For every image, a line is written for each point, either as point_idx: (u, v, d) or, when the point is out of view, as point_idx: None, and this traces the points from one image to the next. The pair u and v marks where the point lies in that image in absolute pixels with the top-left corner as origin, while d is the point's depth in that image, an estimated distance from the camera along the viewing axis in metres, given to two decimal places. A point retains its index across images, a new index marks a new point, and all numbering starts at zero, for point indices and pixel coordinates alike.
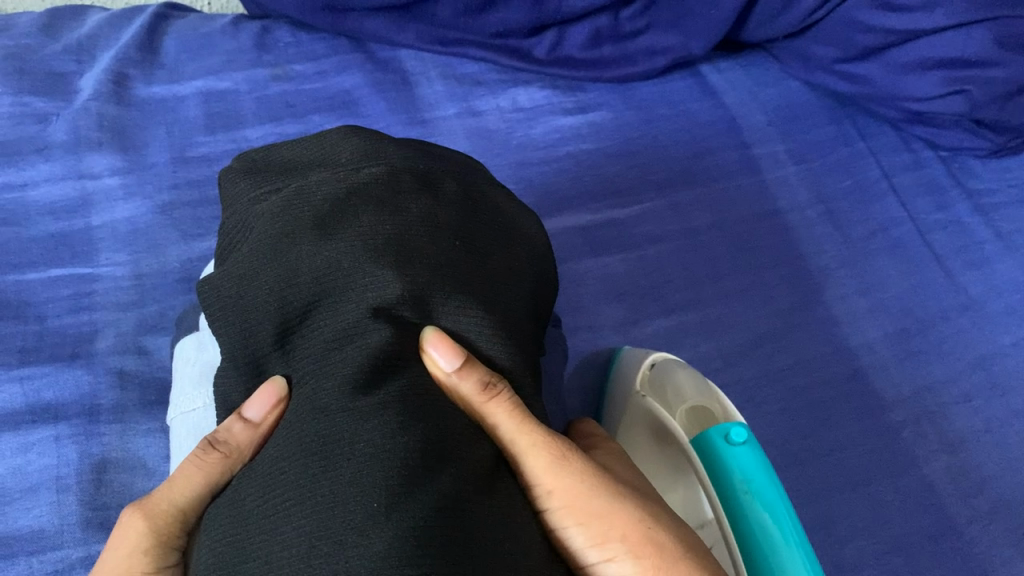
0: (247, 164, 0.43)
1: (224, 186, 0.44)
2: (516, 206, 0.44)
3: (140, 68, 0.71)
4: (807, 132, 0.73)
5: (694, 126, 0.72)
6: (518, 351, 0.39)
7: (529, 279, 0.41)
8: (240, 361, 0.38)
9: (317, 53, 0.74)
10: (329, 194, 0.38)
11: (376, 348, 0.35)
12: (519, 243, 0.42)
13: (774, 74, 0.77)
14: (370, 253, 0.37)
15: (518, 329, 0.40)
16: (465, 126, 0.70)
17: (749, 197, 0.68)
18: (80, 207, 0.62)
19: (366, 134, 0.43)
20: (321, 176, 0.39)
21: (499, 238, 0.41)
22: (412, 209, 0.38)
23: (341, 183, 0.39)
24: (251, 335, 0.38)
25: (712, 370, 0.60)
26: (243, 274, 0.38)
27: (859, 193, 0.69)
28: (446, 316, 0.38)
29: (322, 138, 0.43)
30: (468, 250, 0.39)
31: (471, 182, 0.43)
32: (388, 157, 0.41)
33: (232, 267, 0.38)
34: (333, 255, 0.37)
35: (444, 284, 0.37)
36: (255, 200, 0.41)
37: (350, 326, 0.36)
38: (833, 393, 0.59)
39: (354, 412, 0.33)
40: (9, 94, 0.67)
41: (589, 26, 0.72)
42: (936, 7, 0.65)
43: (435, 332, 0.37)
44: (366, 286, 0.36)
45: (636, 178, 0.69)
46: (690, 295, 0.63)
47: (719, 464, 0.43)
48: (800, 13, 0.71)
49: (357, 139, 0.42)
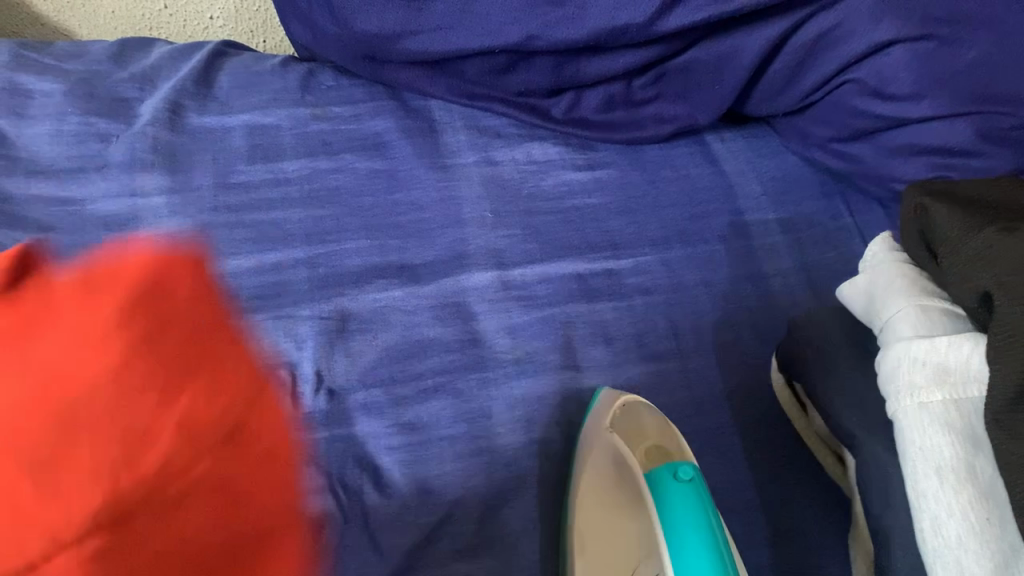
0: (924, 209, 0.57)
1: (921, 186, 0.59)
2: (919, 206, 0.57)
3: (195, 99, 0.78)
4: (798, 203, 0.78)
5: (692, 190, 0.78)
6: (961, 223, 0.54)
7: (929, 217, 0.57)
8: (970, 229, 0.53)
9: (357, 98, 0.82)
10: (919, 188, 0.59)
11: (979, 221, 0.53)
12: (919, 206, 0.58)
13: (775, 147, 0.83)
14: (981, 208, 0.55)
15: (933, 221, 0.56)
16: (481, 173, 0.77)
17: (738, 259, 0.73)
18: (129, 221, 0.70)
19: (910, 207, 0.58)
20: (916, 188, 0.59)
21: (916, 212, 0.58)
22: (977, 225, 0.53)
23: (923, 187, 0.59)
24: (955, 220, 0.54)
25: (685, 416, 0.64)
26: (952, 205, 0.55)
27: (841, 264, 0.74)
28: (928, 216, 0.57)
29: (932, 211, 0.56)
30: (953, 205, 0.55)
31: (915, 197, 0.59)
32: (911, 199, 0.59)
33: (939, 200, 0.56)
34: (964, 207, 0.55)
35: (944, 206, 0.56)
36: (924, 190, 0.58)
37: (987, 224, 0.52)
38: (796, 447, 0.63)
39: (1004, 239, 0.50)
40: (79, 114, 0.76)
41: (603, 92, 0.79)
42: (922, 98, 0.70)
43: (986, 225, 0.52)
44: (975, 212, 0.54)
45: (633, 234, 0.74)
46: (672, 344, 0.68)
47: (666, 496, 0.49)
48: (799, 93, 0.77)
49: (941, 213, 0.55)
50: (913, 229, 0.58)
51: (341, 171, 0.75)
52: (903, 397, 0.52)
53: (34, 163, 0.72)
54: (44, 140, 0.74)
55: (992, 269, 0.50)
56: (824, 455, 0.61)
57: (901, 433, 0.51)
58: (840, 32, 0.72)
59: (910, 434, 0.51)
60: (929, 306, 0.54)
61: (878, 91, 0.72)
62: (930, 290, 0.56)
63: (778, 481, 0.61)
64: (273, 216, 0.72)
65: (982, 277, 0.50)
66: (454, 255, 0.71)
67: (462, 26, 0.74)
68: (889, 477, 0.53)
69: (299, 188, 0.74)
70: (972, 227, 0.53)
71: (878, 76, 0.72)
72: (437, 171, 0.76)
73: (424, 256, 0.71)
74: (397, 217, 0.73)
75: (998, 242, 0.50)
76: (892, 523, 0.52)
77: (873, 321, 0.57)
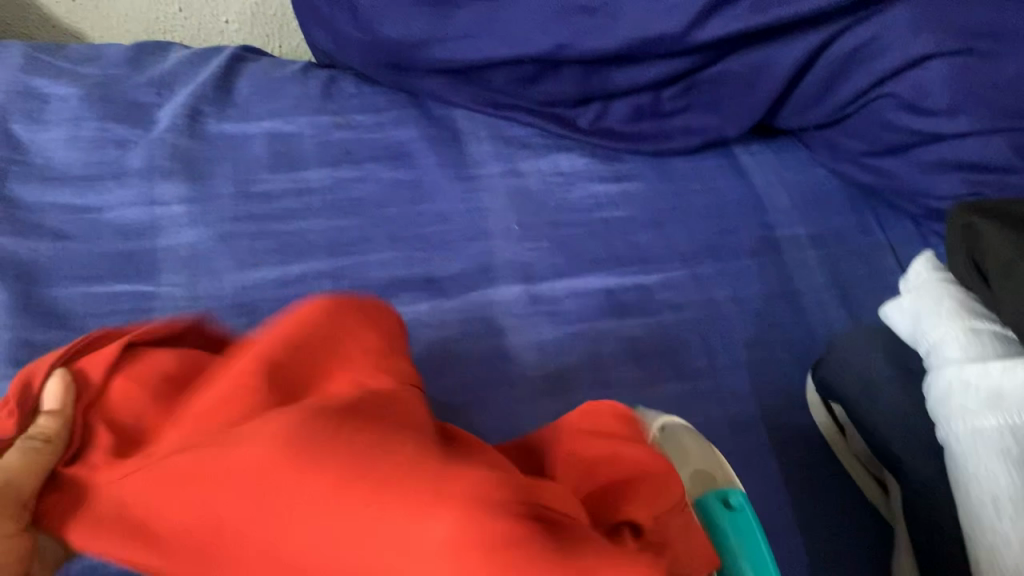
0: (971, 230, 0.56)
1: (968, 205, 0.58)
2: (966, 226, 0.56)
3: (214, 106, 0.77)
4: (828, 218, 0.77)
5: (721, 203, 0.77)
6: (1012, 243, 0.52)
7: (977, 237, 0.55)
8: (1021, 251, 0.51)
9: (380, 106, 0.80)
10: (966, 207, 0.58)
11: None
12: (966, 226, 0.56)
13: (803, 161, 0.82)
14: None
15: (981, 242, 0.55)
16: (507, 184, 0.75)
17: (769, 275, 0.72)
18: (148, 230, 0.67)
19: (957, 227, 0.57)
20: (962, 207, 0.58)
21: (964, 233, 0.57)
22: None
23: (969, 206, 0.58)
24: (1005, 240, 0.53)
25: (721, 435, 0.62)
26: (1001, 225, 0.54)
27: (874, 281, 0.72)
28: (975, 236, 0.55)
29: (980, 231, 0.55)
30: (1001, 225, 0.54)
31: (961, 216, 0.57)
32: (957, 219, 0.58)
33: (986, 219, 0.55)
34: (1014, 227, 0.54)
35: (993, 225, 0.54)
36: (971, 209, 0.57)
37: None
38: (834, 471, 0.61)
39: None
40: (96, 120, 0.74)
41: (632, 102, 0.79)
42: (959, 112, 0.69)
43: None
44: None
45: (662, 248, 0.73)
46: (705, 362, 0.66)
47: (718, 523, 0.47)
48: (832, 106, 0.76)
49: (990, 234, 0.54)
50: (961, 250, 0.57)
51: (364, 180, 0.73)
52: (955, 421, 0.51)
53: (50, 169, 0.70)
54: (60, 145, 0.72)
55: None
56: (864, 479, 0.60)
57: (952, 458, 0.50)
58: (876, 45, 0.71)
59: (965, 463, 0.49)
60: (978, 330, 0.53)
61: (913, 105, 0.71)
62: (979, 313, 0.54)
63: (818, 505, 0.60)
64: (295, 227, 0.70)
65: None
66: (481, 267, 0.69)
67: (492, 34, 0.73)
68: (935, 505, 0.52)
69: (322, 198, 0.72)
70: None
71: (915, 89, 0.70)
72: (462, 181, 0.75)
73: (450, 269, 0.69)
74: (422, 228, 0.71)
75: None
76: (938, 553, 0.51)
77: (919, 344, 0.56)
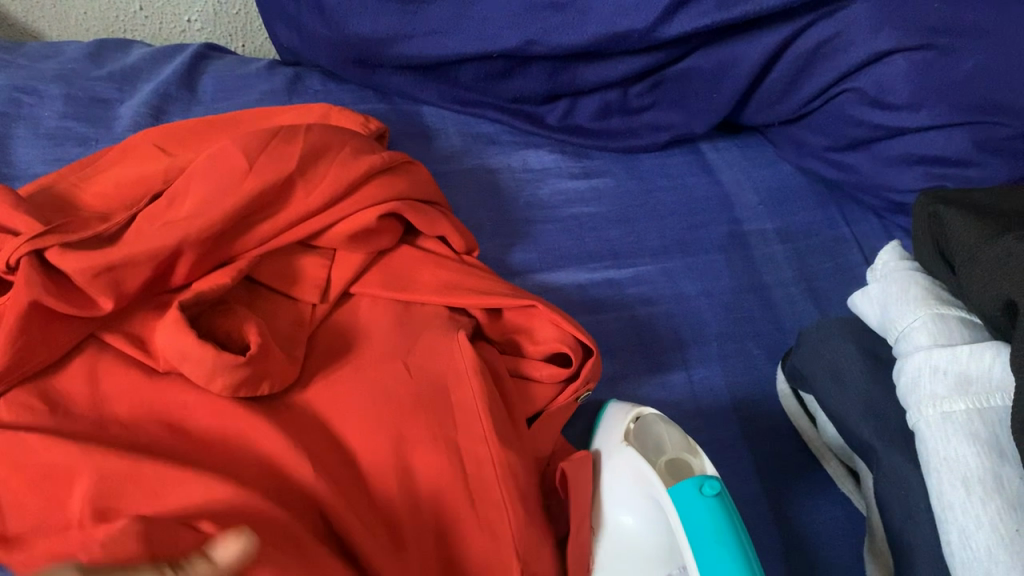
0: (937, 217, 0.57)
1: (929, 200, 0.59)
2: (929, 213, 0.58)
3: (179, 103, 0.76)
4: (795, 213, 0.77)
5: (690, 200, 0.77)
6: (975, 227, 0.53)
7: (941, 222, 0.56)
8: (991, 229, 0.53)
9: (347, 102, 0.80)
10: (933, 196, 0.59)
11: (996, 226, 0.53)
12: (933, 212, 0.58)
13: (769, 157, 0.82)
14: (993, 213, 0.55)
15: (947, 228, 0.56)
16: (478, 182, 0.75)
17: (738, 269, 0.72)
18: None
19: (925, 213, 0.58)
20: (926, 198, 0.59)
21: (928, 218, 0.58)
22: (989, 228, 0.53)
23: (936, 193, 0.59)
24: (975, 225, 0.54)
25: (693, 428, 0.62)
26: (970, 208, 0.55)
27: (840, 274, 0.73)
28: (939, 223, 0.56)
29: (949, 218, 0.55)
30: (970, 210, 0.55)
31: (935, 200, 0.59)
32: (924, 209, 0.59)
33: (955, 206, 0.56)
34: (985, 211, 0.55)
35: (960, 210, 0.55)
36: (936, 198, 0.59)
37: (1002, 227, 0.52)
38: (803, 461, 0.62)
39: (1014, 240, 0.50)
40: (56, 116, 0.73)
41: (600, 99, 0.78)
42: (920, 107, 0.70)
43: (994, 230, 0.52)
44: (996, 217, 0.54)
45: (632, 243, 0.73)
46: (678, 355, 0.66)
47: (692, 516, 0.47)
48: (796, 102, 0.77)
49: (957, 217, 0.55)
50: (931, 241, 0.58)
51: None
52: (925, 408, 0.51)
53: (8, 167, 0.68)
54: (19, 142, 0.70)
55: (1006, 274, 0.50)
56: (834, 467, 0.61)
57: (924, 444, 0.50)
58: (840, 41, 0.72)
59: (934, 444, 0.49)
60: (945, 315, 0.54)
61: (877, 100, 0.72)
62: (946, 299, 0.55)
63: (790, 497, 0.60)
64: None
65: (1000, 281, 0.50)
66: None
67: (462, 31, 0.73)
68: (909, 491, 0.51)
69: None
70: (983, 233, 0.53)
71: (877, 85, 0.71)
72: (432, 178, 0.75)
73: None
74: None
75: (1007, 247, 0.50)
76: (912, 540, 0.51)
77: (889, 332, 0.57)
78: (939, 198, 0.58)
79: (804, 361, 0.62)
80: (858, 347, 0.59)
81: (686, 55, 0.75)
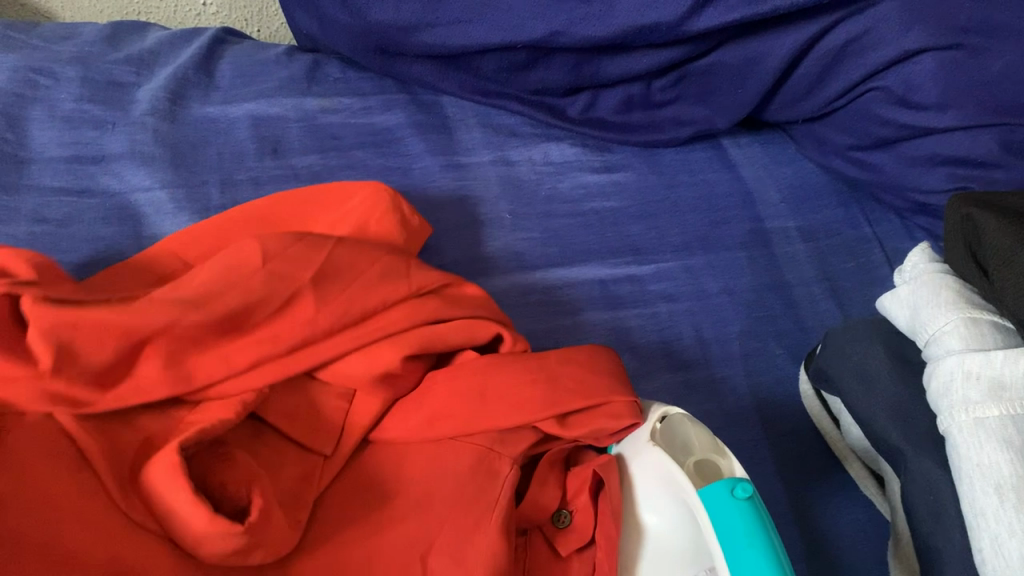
0: (968, 219, 0.56)
1: (959, 202, 0.59)
2: (960, 215, 0.57)
3: (196, 89, 0.75)
4: (817, 212, 0.77)
5: (711, 196, 0.76)
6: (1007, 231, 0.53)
7: (972, 225, 0.56)
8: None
9: (366, 91, 0.79)
10: (963, 197, 0.58)
11: None
12: (963, 214, 0.57)
13: (791, 155, 0.81)
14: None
15: (979, 231, 0.55)
16: (498, 173, 0.74)
17: (760, 268, 0.72)
18: (132, 217, 0.65)
19: (955, 215, 0.58)
20: (955, 200, 0.59)
21: (959, 219, 0.57)
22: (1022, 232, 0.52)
23: (967, 195, 0.58)
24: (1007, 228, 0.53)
25: (715, 428, 0.62)
26: (1001, 211, 0.55)
27: (862, 274, 0.72)
28: (971, 226, 0.56)
29: (981, 221, 0.55)
30: (1003, 212, 0.55)
31: (965, 201, 0.58)
32: (954, 211, 0.58)
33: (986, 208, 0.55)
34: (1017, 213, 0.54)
35: (993, 213, 0.55)
36: (966, 200, 0.58)
37: None
38: (825, 462, 0.62)
39: None
40: (73, 99, 0.72)
41: (622, 92, 0.78)
42: (948, 107, 0.69)
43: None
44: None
45: (654, 239, 0.72)
46: (699, 353, 0.66)
47: (724, 518, 0.46)
48: (821, 100, 0.76)
49: (989, 220, 0.54)
50: (961, 244, 0.57)
51: (352, 168, 0.72)
52: (957, 412, 0.50)
53: (25, 150, 0.68)
54: (36, 125, 0.70)
55: None
56: (856, 469, 0.60)
57: (956, 448, 0.50)
58: (868, 39, 0.71)
59: (966, 450, 0.49)
60: (978, 319, 0.53)
61: (904, 99, 0.71)
62: (978, 302, 0.55)
63: (813, 499, 0.59)
64: None
65: None
66: (473, 257, 0.68)
67: (485, 21, 0.72)
68: (939, 497, 0.51)
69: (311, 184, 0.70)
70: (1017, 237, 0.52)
71: (905, 84, 0.70)
72: (452, 170, 0.74)
73: (443, 258, 0.68)
74: None
75: None
76: (943, 545, 0.50)
77: (919, 335, 0.56)
78: (970, 199, 0.58)
79: (829, 362, 0.61)
80: (887, 349, 0.59)
81: (712, 50, 0.74)
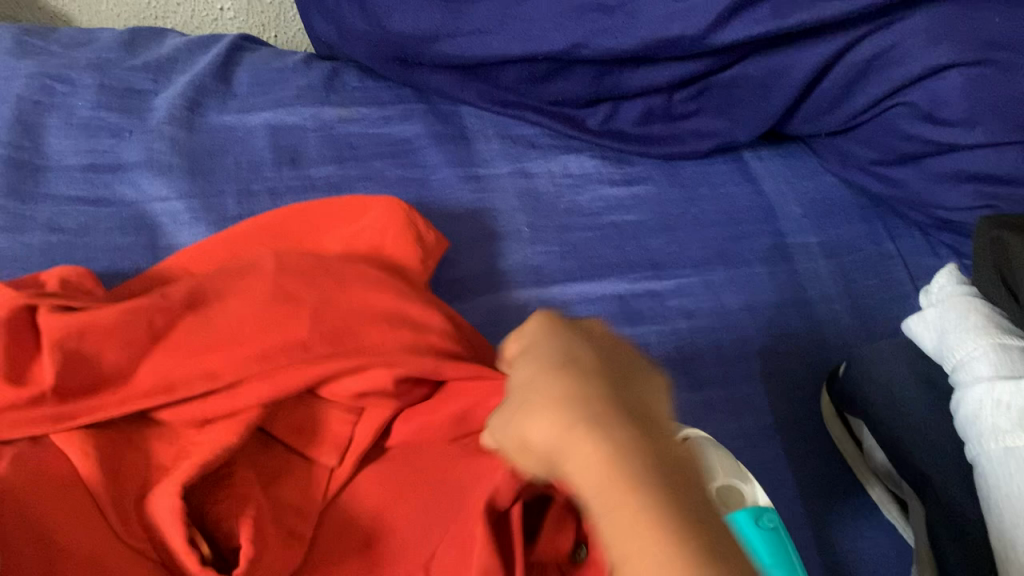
0: (1003, 243, 0.55)
1: (989, 224, 0.57)
2: (994, 238, 0.56)
3: (214, 97, 0.75)
4: (839, 227, 0.75)
5: (733, 210, 0.75)
6: None
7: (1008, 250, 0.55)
8: None
9: (384, 100, 0.79)
10: (995, 220, 0.57)
11: None
12: (997, 237, 0.56)
13: (813, 168, 0.80)
14: None
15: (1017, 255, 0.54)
16: (517, 185, 0.74)
17: (781, 284, 0.70)
18: (148, 226, 0.65)
19: (988, 238, 0.57)
20: (987, 222, 0.57)
21: (994, 242, 0.56)
22: None
23: (999, 218, 0.57)
24: None
25: (736, 449, 0.61)
26: None
27: (885, 292, 0.71)
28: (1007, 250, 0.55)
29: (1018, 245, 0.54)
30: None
31: (997, 223, 0.57)
32: (986, 233, 0.57)
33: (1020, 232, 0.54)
34: None
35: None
36: (999, 223, 0.57)
37: None
38: (847, 485, 0.60)
39: None
40: (90, 107, 0.72)
41: (643, 104, 0.77)
42: (975, 124, 0.68)
43: None
44: None
45: (674, 253, 0.71)
46: (720, 371, 0.65)
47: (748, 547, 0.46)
48: (845, 114, 0.75)
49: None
50: (995, 266, 0.56)
51: (369, 178, 0.71)
52: (987, 442, 0.49)
53: (42, 158, 0.67)
54: (52, 132, 0.69)
55: None
56: (878, 493, 0.59)
57: (985, 479, 0.49)
58: (894, 54, 0.70)
59: (995, 480, 0.48)
60: (1008, 345, 0.52)
61: (930, 115, 0.70)
62: (1008, 327, 0.54)
63: (835, 523, 0.58)
64: None
65: None
66: (490, 270, 0.67)
67: (506, 31, 0.72)
68: (967, 528, 0.50)
69: (328, 195, 0.70)
70: None
71: (931, 100, 0.69)
72: (470, 181, 0.73)
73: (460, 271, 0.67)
74: None
75: None
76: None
77: (946, 360, 0.55)
78: (1002, 222, 0.57)
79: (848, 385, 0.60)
80: (911, 373, 0.58)
81: (735, 63, 0.73)
